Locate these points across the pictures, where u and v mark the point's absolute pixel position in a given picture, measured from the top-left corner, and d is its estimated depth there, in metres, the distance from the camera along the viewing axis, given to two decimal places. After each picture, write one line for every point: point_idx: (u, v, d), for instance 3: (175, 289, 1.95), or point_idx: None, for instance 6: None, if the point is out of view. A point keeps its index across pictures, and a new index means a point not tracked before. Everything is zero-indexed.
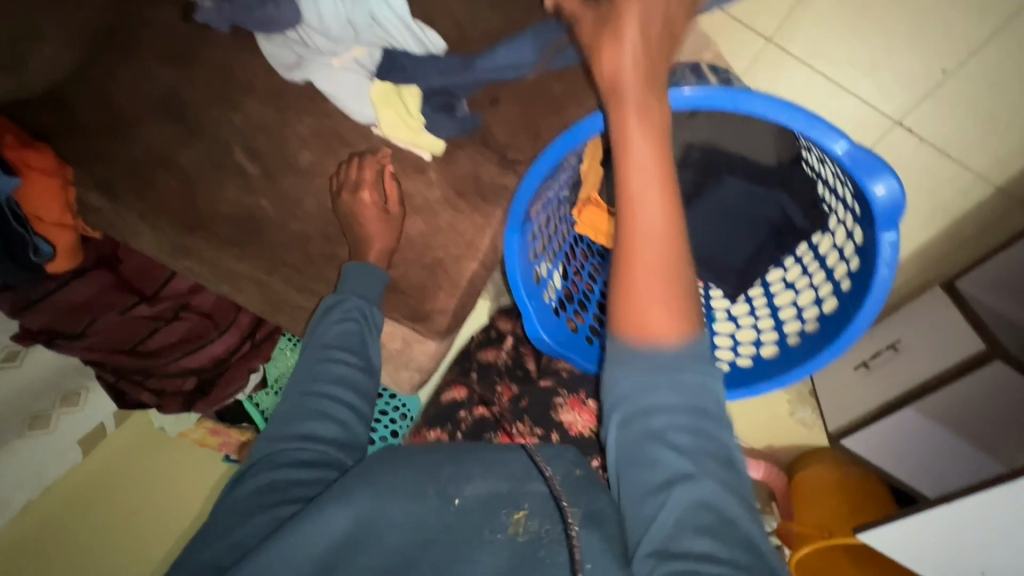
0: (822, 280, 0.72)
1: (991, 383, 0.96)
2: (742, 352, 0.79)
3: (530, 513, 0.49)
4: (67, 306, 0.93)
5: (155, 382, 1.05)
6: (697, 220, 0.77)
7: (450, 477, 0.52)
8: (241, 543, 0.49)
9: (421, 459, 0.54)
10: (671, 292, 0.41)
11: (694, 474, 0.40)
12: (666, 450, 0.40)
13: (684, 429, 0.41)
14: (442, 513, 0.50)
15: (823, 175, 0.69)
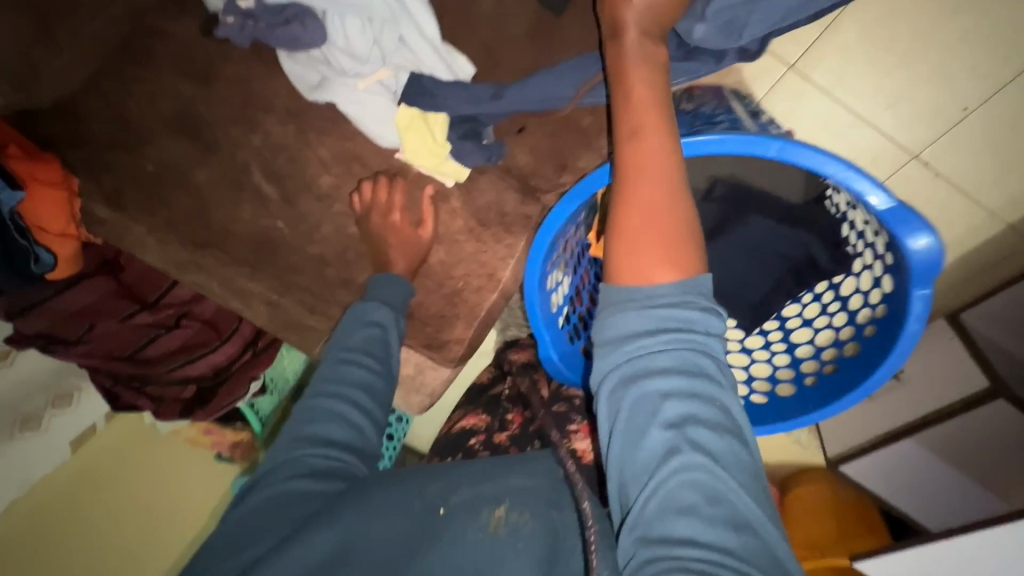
0: (843, 322, 0.72)
1: (991, 419, 0.98)
2: (756, 387, 0.79)
3: (511, 509, 0.52)
4: (66, 312, 0.91)
5: (153, 390, 1.03)
6: (718, 255, 0.76)
7: (437, 491, 0.54)
8: (259, 540, 0.50)
9: (417, 478, 0.56)
10: (670, 233, 0.44)
11: (688, 441, 0.39)
12: (661, 416, 0.40)
13: (681, 394, 0.40)
14: (429, 520, 0.51)
15: (850, 218, 0.68)
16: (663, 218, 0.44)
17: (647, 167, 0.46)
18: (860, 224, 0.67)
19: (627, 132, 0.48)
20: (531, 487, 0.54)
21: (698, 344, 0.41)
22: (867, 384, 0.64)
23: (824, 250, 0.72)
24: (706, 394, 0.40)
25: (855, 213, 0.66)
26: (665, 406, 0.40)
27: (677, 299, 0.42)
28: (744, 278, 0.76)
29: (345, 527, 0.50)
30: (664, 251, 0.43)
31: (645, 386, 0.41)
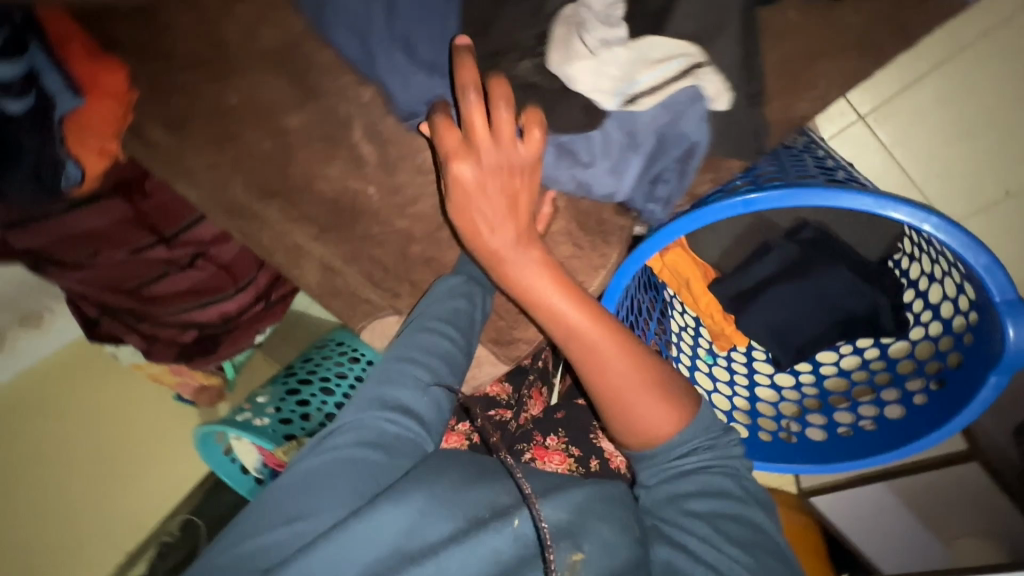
0: (884, 381, 0.75)
1: (960, 477, 1.07)
2: (785, 426, 0.80)
3: (588, 558, 0.48)
4: (70, 233, 0.79)
5: (147, 327, 0.94)
6: (786, 294, 0.76)
7: (509, 502, 0.51)
8: (305, 530, 0.45)
9: (457, 471, 0.54)
10: (657, 395, 0.56)
11: (714, 543, 0.53)
12: (691, 523, 0.55)
13: (699, 503, 0.56)
14: (501, 535, 0.48)
15: (918, 287, 0.71)
16: (641, 387, 0.55)
17: (605, 366, 0.54)
18: (931, 297, 0.69)
19: (558, 321, 0.53)
20: (611, 532, 0.51)
21: (715, 464, 0.58)
22: (910, 444, 0.67)
23: (890, 313, 0.72)
24: (727, 503, 0.56)
25: (930, 285, 0.68)
26: (695, 517, 0.55)
27: (688, 435, 0.58)
28: (804, 320, 0.76)
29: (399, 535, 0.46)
30: (664, 418, 0.56)
31: (672, 498, 0.57)
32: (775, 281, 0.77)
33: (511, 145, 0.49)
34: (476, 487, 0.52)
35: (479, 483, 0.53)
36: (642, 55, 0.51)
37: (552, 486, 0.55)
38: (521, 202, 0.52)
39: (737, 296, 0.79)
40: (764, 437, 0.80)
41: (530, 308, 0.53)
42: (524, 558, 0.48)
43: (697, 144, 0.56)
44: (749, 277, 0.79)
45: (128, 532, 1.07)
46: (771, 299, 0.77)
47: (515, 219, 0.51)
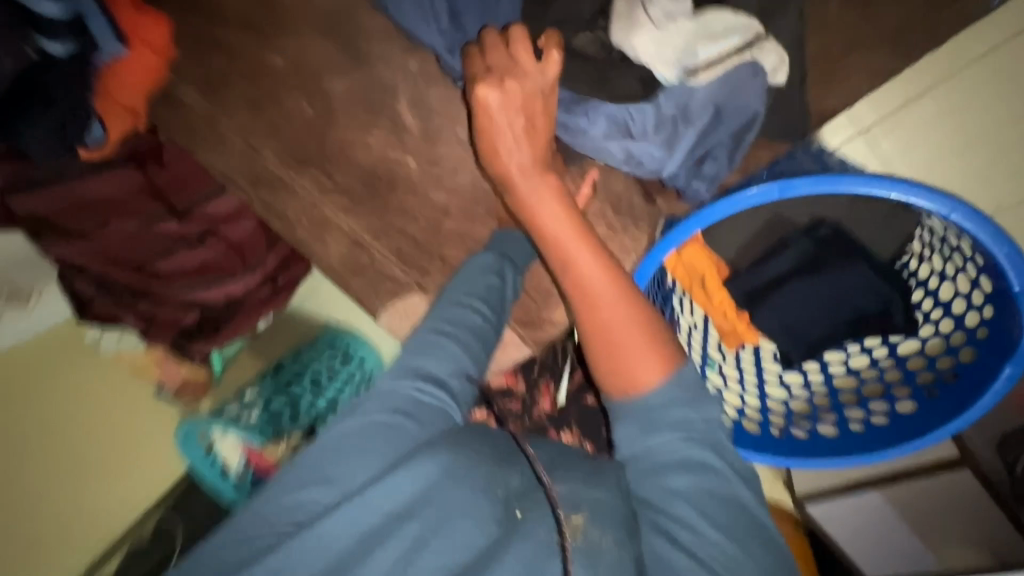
0: (895, 378, 0.77)
1: (951, 485, 1.10)
2: (797, 424, 0.81)
3: (590, 520, 0.47)
4: (82, 200, 0.79)
5: (145, 308, 0.91)
6: (801, 293, 0.79)
7: (518, 492, 0.50)
8: (316, 494, 0.48)
9: (466, 446, 0.51)
10: (648, 334, 0.53)
11: (702, 529, 0.48)
12: (681, 504, 0.50)
13: (689, 482, 0.50)
14: (503, 522, 0.47)
15: (927, 285, 0.74)
16: (638, 329, 0.53)
17: (597, 293, 0.52)
18: (942, 294, 0.72)
19: (561, 256, 0.53)
20: (603, 500, 0.49)
21: (699, 439, 0.52)
22: (926, 433, 0.69)
23: (901, 309, 0.75)
24: (713, 483, 0.51)
25: (941, 282, 0.72)
26: (681, 499, 0.50)
27: (673, 396, 0.53)
28: (816, 318, 0.79)
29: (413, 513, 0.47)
30: (649, 359, 0.53)
31: (655, 473, 0.52)
32: (792, 277, 0.79)
33: (533, 62, 0.54)
34: (483, 467, 0.50)
35: (491, 469, 0.50)
36: (707, 28, 0.58)
37: (564, 464, 0.54)
38: (534, 137, 0.55)
39: (752, 292, 0.81)
40: (776, 434, 0.80)
41: (544, 239, 0.54)
42: (492, 541, 0.46)
43: (755, 115, 0.62)
44: (767, 274, 0.80)
45: (96, 538, 0.98)
46: (787, 297, 0.79)
47: (528, 143, 0.55)
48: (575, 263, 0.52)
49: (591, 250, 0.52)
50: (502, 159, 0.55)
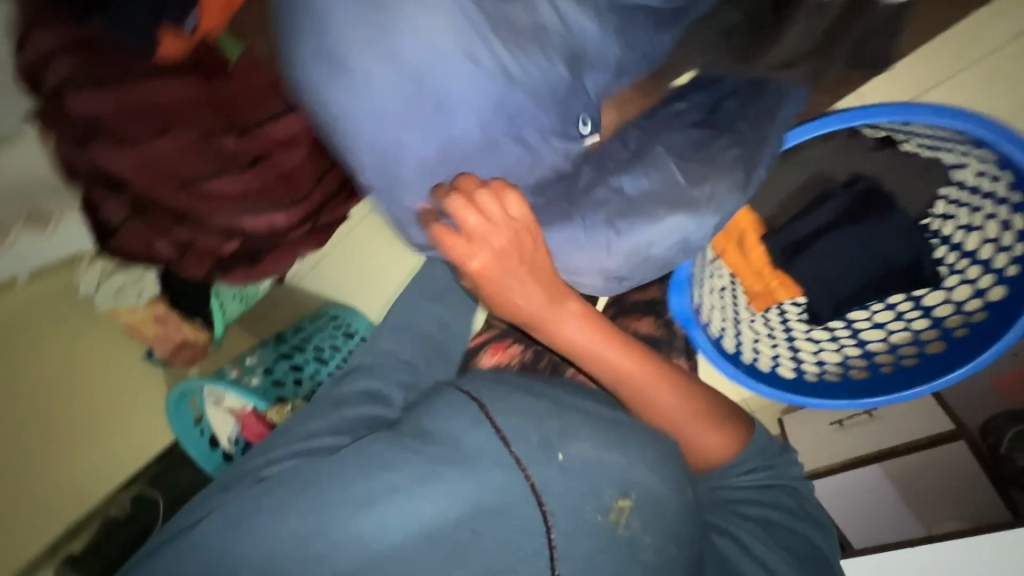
0: (918, 321, 0.84)
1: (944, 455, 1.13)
2: (828, 368, 0.87)
3: (632, 504, 0.60)
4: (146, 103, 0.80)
5: (183, 233, 0.88)
6: (840, 243, 0.83)
7: (559, 432, 0.62)
8: (314, 426, 0.74)
9: (514, 421, 0.62)
10: (707, 422, 0.80)
11: (775, 534, 0.77)
12: (754, 528, 0.78)
13: (777, 519, 0.79)
14: (548, 464, 0.59)
15: (953, 240, 0.81)
16: (693, 415, 0.80)
17: (652, 393, 0.78)
18: (968, 247, 0.80)
19: (571, 344, 0.76)
20: (614, 461, 0.62)
21: (738, 472, 0.83)
22: (948, 375, 0.75)
23: (930, 262, 0.80)
24: (779, 514, 0.79)
25: (967, 235, 0.80)
26: (747, 518, 0.78)
27: (740, 456, 0.82)
28: (860, 269, 0.83)
29: (450, 475, 0.58)
30: (707, 434, 0.80)
31: (725, 503, 0.80)
32: (837, 227, 0.83)
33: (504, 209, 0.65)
34: (481, 438, 0.61)
35: (481, 451, 0.60)
36: None
37: (521, 427, 0.61)
38: (544, 274, 0.72)
39: (793, 244, 0.85)
40: (812, 380, 0.86)
41: (575, 352, 0.76)
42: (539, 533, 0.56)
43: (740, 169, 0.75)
44: (810, 225, 0.85)
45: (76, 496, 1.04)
46: (828, 247, 0.84)
47: (496, 252, 0.68)
48: (595, 358, 0.77)
49: (618, 358, 0.76)
50: (505, 292, 0.71)
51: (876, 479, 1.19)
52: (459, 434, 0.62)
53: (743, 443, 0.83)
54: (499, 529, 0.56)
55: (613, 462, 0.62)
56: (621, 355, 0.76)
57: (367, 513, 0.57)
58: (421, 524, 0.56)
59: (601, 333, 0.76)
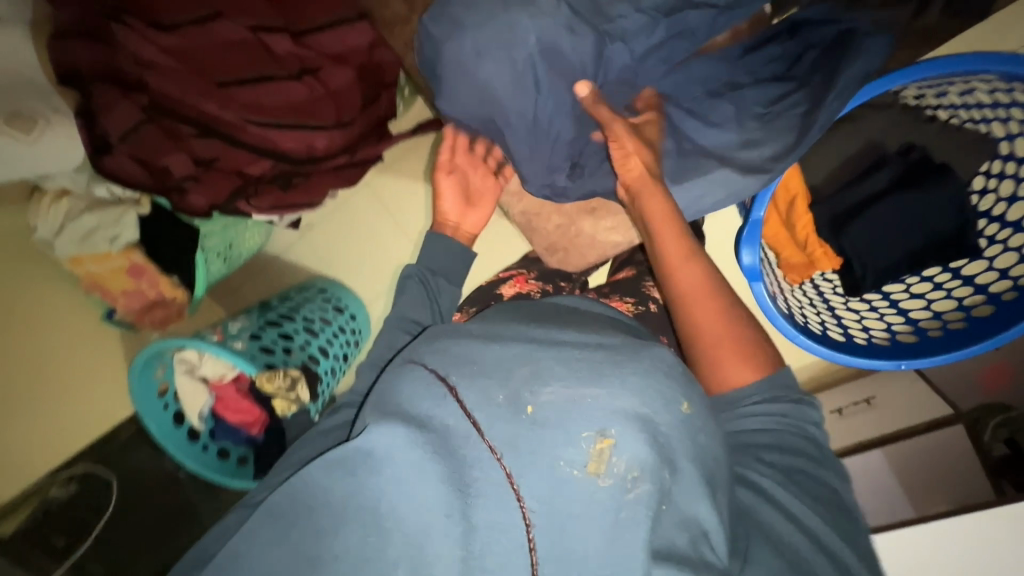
0: (962, 292, 0.85)
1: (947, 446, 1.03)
2: (874, 334, 0.89)
3: (616, 445, 0.47)
4: None
5: (206, 148, 0.79)
6: (897, 210, 0.84)
7: (528, 380, 0.50)
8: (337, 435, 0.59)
9: (479, 385, 0.49)
10: (729, 335, 0.66)
11: (760, 505, 0.57)
12: (757, 497, 0.58)
13: (762, 482, 0.59)
14: (516, 418, 0.48)
15: (992, 212, 0.83)
16: (725, 332, 0.66)
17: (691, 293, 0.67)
18: (1008, 217, 0.81)
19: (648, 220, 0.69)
20: (637, 415, 0.48)
21: (783, 425, 0.63)
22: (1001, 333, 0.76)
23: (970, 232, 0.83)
24: (800, 461, 0.61)
25: (1009, 206, 0.81)
26: (766, 464, 0.60)
27: (769, 387, 0.65)
28: (903, 235, 0.85)
29: (401, 437, 0.48)
30: (738, 351, 0.66)
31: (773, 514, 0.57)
32: (889, 192, 0.84)
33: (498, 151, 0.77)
34: (433, 403, 0.49)
35: (433, 402, 0.49)
36: None
37: (485, 392, 0.49)
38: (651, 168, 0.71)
39: (846, 210, 0.87)
40: (859, 341, 0.88)
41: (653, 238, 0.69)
42: (497, 513, 0.46)
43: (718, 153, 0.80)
44: (863, 191, 0.86)
45: None
46: (884, 212, 0.85)
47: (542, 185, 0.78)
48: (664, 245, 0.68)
49: (684, 256, 0.67)
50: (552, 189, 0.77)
51: (874, 462, 1.10)
52: (409, 398, 0.50)
53: (774, 369, 0.67)
54: (487, 500, 0.46)
55: (589, 404, 0.48)
56: (686, 250, 0.67)
57: (366, 486, 0.48)
58: (409, 511, 0.47)
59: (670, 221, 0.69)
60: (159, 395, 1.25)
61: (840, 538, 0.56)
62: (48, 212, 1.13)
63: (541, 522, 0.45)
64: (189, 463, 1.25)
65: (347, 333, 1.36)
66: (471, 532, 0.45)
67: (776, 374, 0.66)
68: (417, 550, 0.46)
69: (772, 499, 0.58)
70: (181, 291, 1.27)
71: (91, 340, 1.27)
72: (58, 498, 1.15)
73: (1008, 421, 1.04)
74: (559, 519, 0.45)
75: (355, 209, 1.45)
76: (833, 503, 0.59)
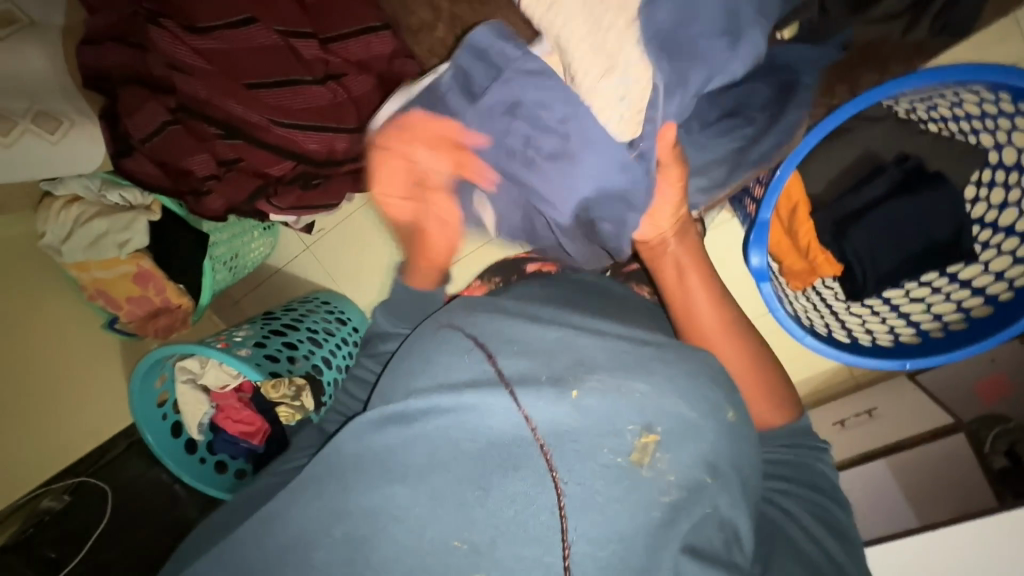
0: (963, 295, 0.88)
1: (952, 457, 0.99)
2: (879, 337, 0.91)
3: (662, 444, 0.48)
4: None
5: (233, 148, 0.82)
6: (894, 216, 0.88)
7: (571, 369, 0.51)
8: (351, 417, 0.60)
9: (521, 362, 0.52)
10: (760, 383, 0.65)
11: (780, 516, 0.59)
12: (782, 513, 0.60)
13: (788, 494, 0.61)
14: (562, 401, 0.48)
15: (982, 220, 0.88)
16: (752, 376, 0.65)
17: (719, 341, 0.66)
18: (1000, 223, 0.85)
19: (673, 267, 0.68)
20: (682, 416, 0.49)
21: (799, 454, 0.64)
22: (1004, 330, 0.79)
23: (965, 236, 0.86)
24: (815, 478, 0.62)
25: (1000, 212, 0.85)
26: (784, 483, 0.62)
27: (793, 432, 0.65)
28: (902, 241, 0.89)
29: (443, 413, 0.50)
30: (757, 386, 0.65)
31: (797, 522, 0.59)
32: (889, 199, 0.88)
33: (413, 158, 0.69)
34: (472, 368, 0.52)
35: (476, 383, 0.51)
36: None
37: (525, 371, 0.51)
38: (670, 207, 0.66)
39: (845, 216, 0.90)
40: (863, 343, 0.90)
41: (678, 284, 0.68)
42: (527, 494, 0.46)
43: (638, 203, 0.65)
44: (861, 198, 0.90)
45: None
46: (884, 217, 0.88)
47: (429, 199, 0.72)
48: (691, 293, 0.68)
49: (698, 284, 0.68)
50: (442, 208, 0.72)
51: (878, 473, 1.06)
52: (444, 368, 0.53)
53: (796, 413, 0.66)
54: (524, 473, 0.46)
55: (635, 397, 0.49)
56: (704, 278, 0.68)
57: (394, 455, 0.49)
58: (437, 500, 0.47)
59: (698, 270, 0.68)
60: (157, 405, 1.20)
61: (845, 550, 0.58)
62: (58, 217, 1.12)
63: (574, 496, 0.45)
64: (185, 476, 1.19)
65: (349, 346, 1.34)
66: (508, 498, 0.46)
67: (792, 423, 0.65)
68: (448, 515, 0.47)
69: (795, 520, 0.59)
70: (186, 298, 1.23)
71: (89, 350, 1.23)
72: (51, 509, 1.09)
73: (1009, 432, 1.02)
74: (604, 498, 0.46)
75: (359, 228, 1.39)
76: (844, 535, 0.59)
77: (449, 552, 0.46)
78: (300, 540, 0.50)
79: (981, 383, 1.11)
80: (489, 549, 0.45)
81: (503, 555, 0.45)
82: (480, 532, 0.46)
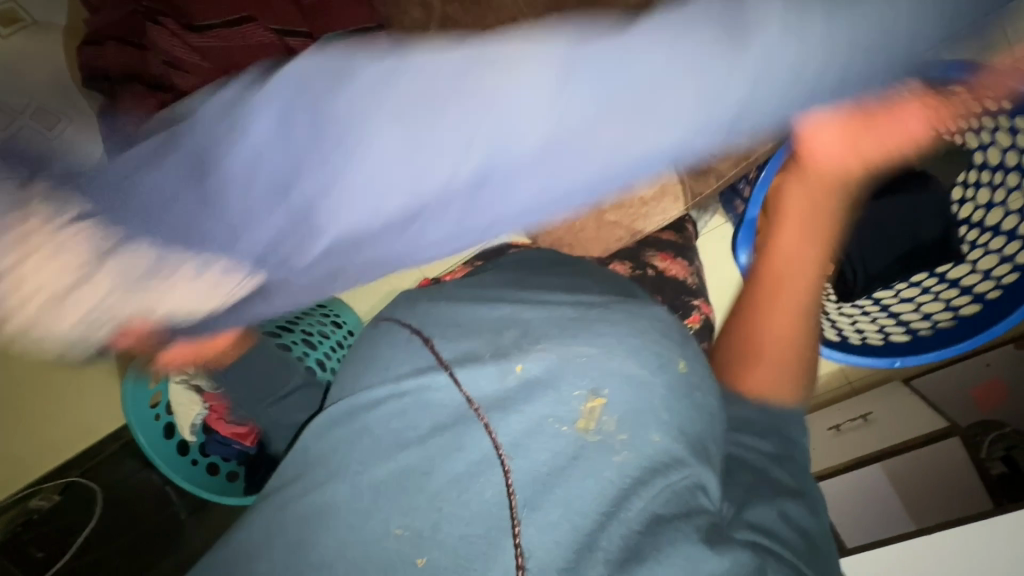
0: (950, 293, 0.89)
1: (949, 459, 0.99)
2: (869, 337, 0.92)
3: (606, 406, 0.49)
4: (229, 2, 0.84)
5: None
6: (887, 212, 0.86)
7: (516, 343, 0.53)
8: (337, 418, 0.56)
9: (462, 345, 0.54)
10: (784, 357, 0.67)
11: (773, 481, 0.57)
12: (774, 471, 0.58)
13: (773, 449, 0.60)
14: (506, 377, 0.50)
15: (971, 220, 0.89)
16: (785, 348, 0.68)
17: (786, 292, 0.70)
18: (987, 222, 0.87)
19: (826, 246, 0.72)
20: (636, 385, 0.51)
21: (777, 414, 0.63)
22: (992, 329, 0.80)
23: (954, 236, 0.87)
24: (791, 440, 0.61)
25: (987, 212, 0.86)
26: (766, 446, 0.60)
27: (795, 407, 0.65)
28: (891, 241, 0.88)
29: (381, 402, 0.52)
30: (777, 366, 0.66)
31: (789, 484, 0.57)
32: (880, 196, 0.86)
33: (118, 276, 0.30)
34: (413, 358, 0.54)
35: (421, 370, 0.52)
36: None
37: (468, 351, 0.53)
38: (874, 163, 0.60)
39: None
40: (856, 342, 0.91)
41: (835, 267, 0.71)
42: (474, 467, 0.46)
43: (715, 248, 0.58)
44: None
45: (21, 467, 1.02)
46: (874, 215, 0.86)
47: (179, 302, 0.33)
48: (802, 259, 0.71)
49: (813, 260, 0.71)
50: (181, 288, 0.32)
51: (875, 478, 1.05)
52: (391, 361, 0.55)
53: (795, 399, 0.65)
54: (467, 454, 0.47)
55: (581, 362, 0.51)
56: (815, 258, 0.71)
57: (364, 438, 0.51)
58: (400, 483, 0.47)
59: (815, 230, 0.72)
60: (150, 406, 1.12)
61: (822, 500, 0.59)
62: None
63: (518, 471, 0.46)
64: (180, 479, 1.13)
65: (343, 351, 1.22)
66: (451, 481, 0.46)
67: (781, 401, 0.64)
68: (391, 506, 0.46)
69: (780, 472, 0.58)
70: None
71: None
72: (40, 509, 1.03)
73: (1004, 438, 1.00)
74: (545, 470, 0.47)
75: None
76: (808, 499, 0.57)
77: (391, 540, 0.45)
78: (257, 545, 0.49)
79: (973, 388, 1.10)
80: (431, 534, 0.45)
81: (450, 533, 0.44)
82: (421, 518, 0.45)
